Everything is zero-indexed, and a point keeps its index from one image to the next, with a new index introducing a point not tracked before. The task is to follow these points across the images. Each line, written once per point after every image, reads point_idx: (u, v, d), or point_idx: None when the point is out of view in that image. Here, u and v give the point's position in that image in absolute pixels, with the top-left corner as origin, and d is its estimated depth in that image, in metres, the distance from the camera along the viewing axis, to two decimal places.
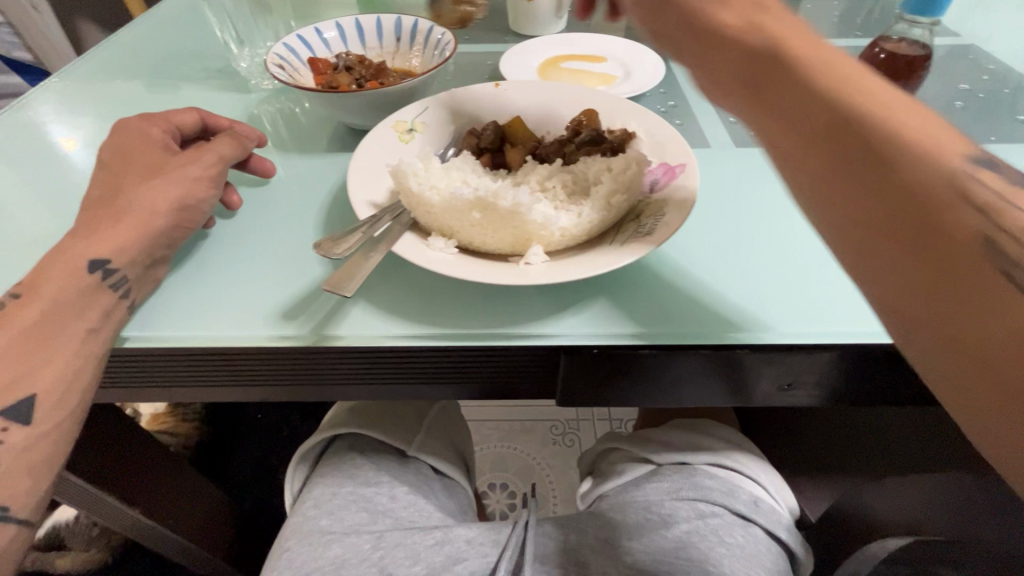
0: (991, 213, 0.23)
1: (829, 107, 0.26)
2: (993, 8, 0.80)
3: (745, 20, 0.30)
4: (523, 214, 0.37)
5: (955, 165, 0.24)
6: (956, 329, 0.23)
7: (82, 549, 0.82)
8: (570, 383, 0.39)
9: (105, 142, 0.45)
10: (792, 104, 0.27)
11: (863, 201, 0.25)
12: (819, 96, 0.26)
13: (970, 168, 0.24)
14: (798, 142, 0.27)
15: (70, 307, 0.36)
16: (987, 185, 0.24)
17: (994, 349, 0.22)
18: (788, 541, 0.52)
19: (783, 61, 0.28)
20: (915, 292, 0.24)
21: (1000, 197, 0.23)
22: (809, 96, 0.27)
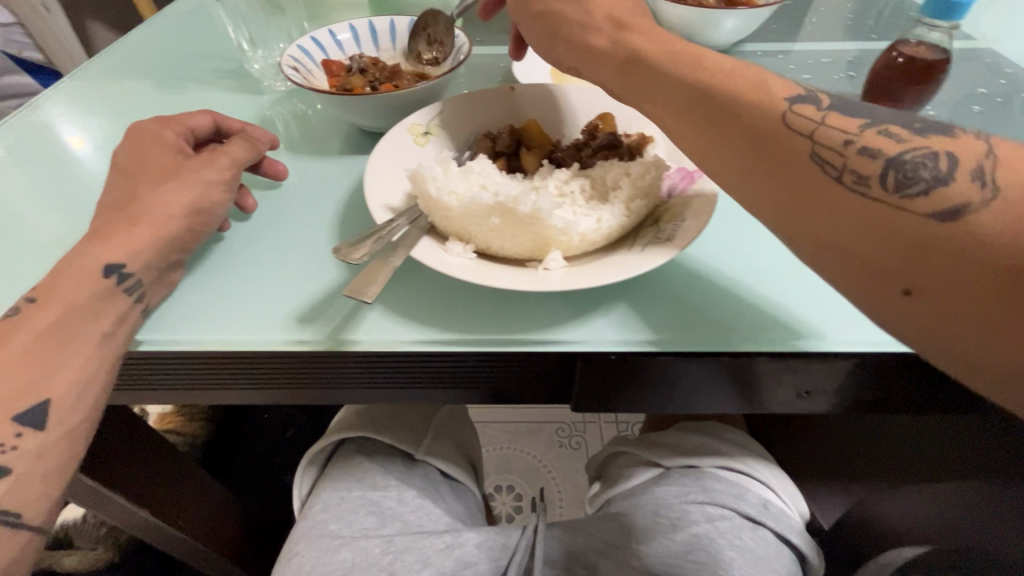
0: (821, 143, 0.31)
1: (681, 92, 0.36)
2: (1005, 11, 0.79)
3: (643, 47, 0.39)
4: (543, 219, 0.37)
5: (778, 113, 0.32)
6: (838, 242, 0.30)
7: (89, 547, 0.83)
8: (586, 389, 0.39)
9: (121, 145, 0.45)
10: (657, 96, 0.37)
11: (728, 157, 0.34)
12: (675, 88, 0.36)
13: (789, 108, 0.33)
14: (672, 124, 0.37)
15: (85, 311, 0.36)
16: (808, 119, 0.32)
17: (870, 255, 0.29)
18: (799, 545, 0.51)
19: (643, 62, 0.38)
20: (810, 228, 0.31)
21: (820, 124, 0.31)
22: (665, 88, 0.37)
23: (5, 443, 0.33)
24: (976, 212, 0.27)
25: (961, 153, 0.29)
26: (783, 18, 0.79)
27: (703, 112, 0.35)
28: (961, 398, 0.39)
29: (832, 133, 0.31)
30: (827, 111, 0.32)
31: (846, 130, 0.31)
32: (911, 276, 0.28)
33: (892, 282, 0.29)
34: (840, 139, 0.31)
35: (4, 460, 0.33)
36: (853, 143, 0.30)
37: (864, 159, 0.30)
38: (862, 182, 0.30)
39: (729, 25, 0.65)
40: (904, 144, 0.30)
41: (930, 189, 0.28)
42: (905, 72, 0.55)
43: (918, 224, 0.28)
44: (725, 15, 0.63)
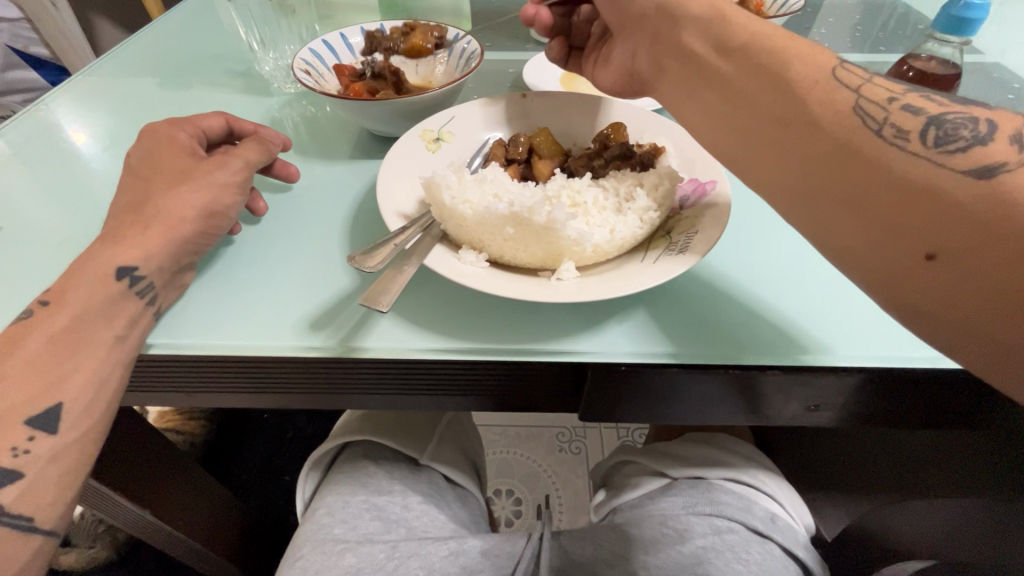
0: (866, 96, 0.32)
1: (723, 45, 0.37)
2: (1004, 25, 0.80)
3: (713, 13, 0.39)
4: (557, 230, 0.36)
5: (829, 68, 0.34)
6: (863, 199, 0.31)
7: (87, 545, 0.82)
8: (594, 399, 0.39)
9: (133, 147, 0.45)
10: (696, 51, 0.39)
11: (762, 111, 0.35)
12: (728, 36, 0.37)
13: (840, 66, 0.34)
14: (706, 80, 0.38)
15: (98, 315, 0.36)
16: (856, 77, 0.34)
17: (892, 214, 0.30)
18: (805, 559, 0.51)
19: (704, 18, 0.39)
20: (839, 182, 0.32)
21: (867, 82, 0.33)
22: (708, 44, 0.38)
23: (16, 447, 0.33)
24: (1012, 172, 0.28)
25: (998, 121, 0.30)
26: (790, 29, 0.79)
27: (748, 62, 0.36)
28: (963, 410, 0.39)
29: (878, 90, 0.33)
30: (873, 74, 0.34)
31: (891, 91, 0.33)
32: (935, 239, 0.29)
33: (916, 246, 0.29)
34: (884, 96, 0.32)
35: (15, 465, 0.33)
36: (897, 101, 0.32)
37: (907, 115, 0.31)
38: (903, 136, 0.31)
39: None
40: (944, 108, 0.32)
41: (969, 147, 0.29)
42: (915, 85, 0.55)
43: (952, 183, 0.29)
44: None
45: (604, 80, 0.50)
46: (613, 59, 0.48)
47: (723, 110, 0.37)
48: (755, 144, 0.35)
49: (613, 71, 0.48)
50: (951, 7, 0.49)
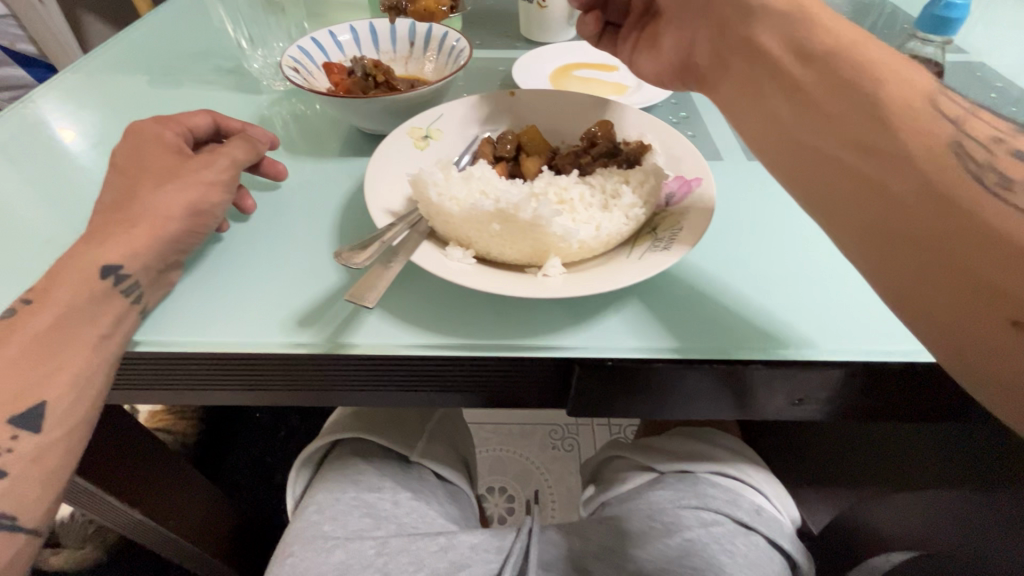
0: (965, 131, 0.30)
1: (804, 48, 0.34)
2: (988, 24, 0.81)
3: (796, 9, 0.36)
4: (543, 225, 0.37)
5: (926, 93, 0.31)
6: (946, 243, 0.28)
7: (76, 546, 0.81)
8: (581, 395, 0.39)
9: (119, 145, 0.45)
10: (769, 50, 0.36)
11: (840, 126, 0.32)
12: (814, 39, 0.34)
13: (938, 94, 0.31)
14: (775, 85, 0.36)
15: (82, 313, 0.36)
16: (956, 109, 0.31)
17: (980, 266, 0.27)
18: (790, 551, 0.52)
19: (788, 15, 0.36)
20: (923, 219, 0.29)
21: (968, 115, 0.31)
22: (786, 43, 0.35)
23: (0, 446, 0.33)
24: None
25: None
26: None
27: (831, 71, 0.33)
28: (945, 403, 0.40)
29: (979, 127, 0.30)
30: (974, 109, 0.31)
31: (990, 130, 0.31)
32: (1019, 306, 0.26)
33: (999, 309, 0.26)
34: (984, 134, 0.30)
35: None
36: (997, 143, 0.30)
37: (1010, 159, 0.29)
38: (1003, 183, 0.28)
39: None
40: None
41: None
42: None
43: None
44: None
45: (650, 69, 0.51)
46: (663, 46, 0.48)
47: (789, 120, 0.35)
48: (827, 165, 0.32)
49: (663, 60, 0.49)
50: (933, 7, 0.50)
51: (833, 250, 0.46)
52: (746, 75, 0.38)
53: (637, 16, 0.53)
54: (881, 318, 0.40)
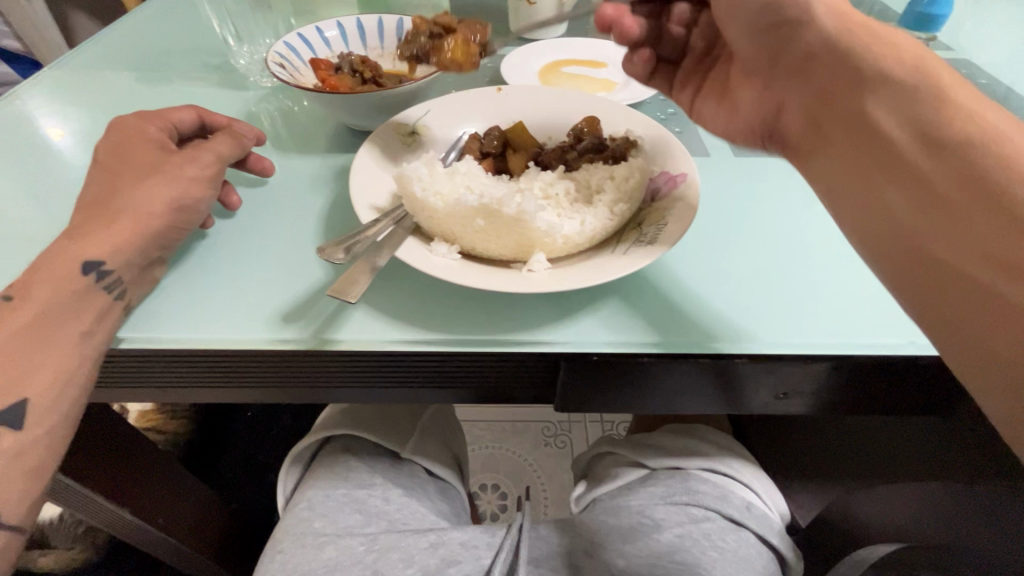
0: None
1: (930, 135, 0.32)
2: (976, 22, 0.82)
3: (929, 91, 0.34)
4: (527, 221, 0.37)
5: None
6: None
7: (65, 546, 0.79)
8: (568, 391, 0.39)
9: (101, 140, 0.44)
10: (886, 131, 0.34)
11: (958, 230, 0.30)
12: (943, 129, 0.32)
13: None
14: (890, 168, 0.34)
15: (63, 310, 0.35)
16: None
17: None
18: (778, 546, 0.53)
19: (915, 97, 0.34)
20: None
21: None
22: (907, 126, 0.33)
23: None
24: None
25: None
26: None
27: (959, 166, 0.31)
28: (928, 396, 0.41)
29: None
30: None
31: None
32: None
33: None
34: None
35: None
36: None
37: None
38: None
39: None
40: None
41: None
42: None
43: None
44: None
45: (721, 124, 0.49)
46: (739, 103, 0.47)
47: (904, 212, 0.33)
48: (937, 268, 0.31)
49: (740, 117, 0.47)
50: (916, 6, 0.52)
51: (818, 245, 0.46)
52: (845, 152, 0.36)
53: (697, 64, 0.51)
54: (864, 312, 0.41)
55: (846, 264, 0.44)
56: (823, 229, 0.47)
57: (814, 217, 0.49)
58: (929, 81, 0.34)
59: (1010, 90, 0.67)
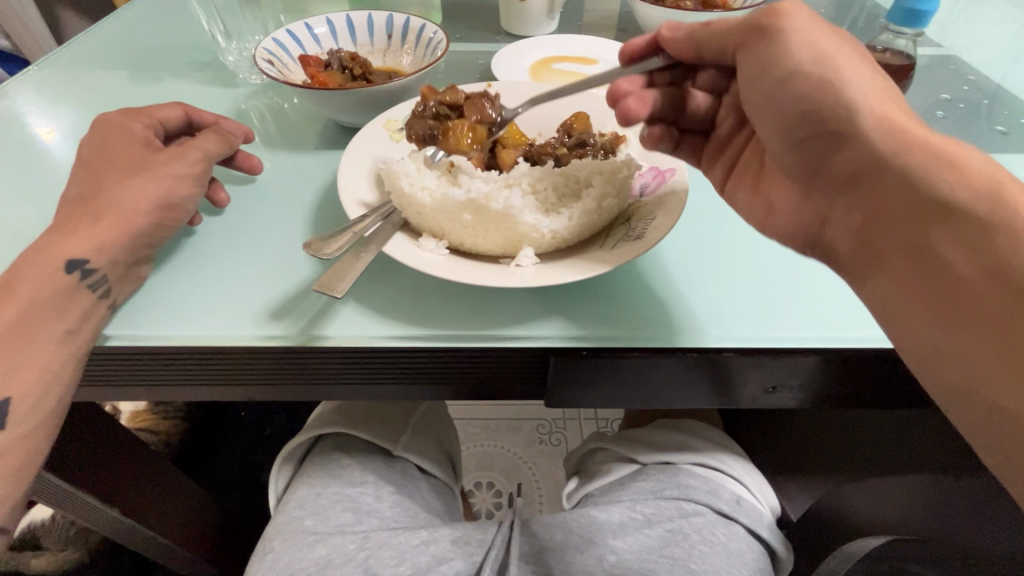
0: None
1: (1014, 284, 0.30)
2: (966, 20, 0.82)
3: (1006, 227, 0.31)
4: (514, 216, 0.38)
5: None
6: None
7: (57, 548, 0.79)
8: (556, 385, 0.40)
9: (86, 137, 0.44)
10: (958, 270, 0.32)
11: None
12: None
13: None
14: (966, 315, 0.31)
15: (47, 308, 0.35)
16: None
17: None
18: (768, 540, 0.53)
19: (990, 234, 0.31)
20: None
21: None
22: (981, 266, 0.31)
23: None
24: None
25: None
26: None
27: None
28: (915, 388, 0.41)
29: None
30: None
31: None
32: None
33: None
34: None
35: None
36: None
37: None
38: None
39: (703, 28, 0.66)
40: None
41: None
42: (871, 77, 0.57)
43: None
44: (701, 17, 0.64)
45: (754, 222, 0.42)
46: (773, 202, 0.40)
47: (987, 368, 0.30)
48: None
49: (778, 219, 0.40)
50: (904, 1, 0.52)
51: None
52: (913, 286, 0.33)
53: (729, 136, 0.45)
54: (853, 305, 0.41)
55: None
56: None
57: None
58: (1008, 214, 0.31)
59: (999, 87, 0.67)
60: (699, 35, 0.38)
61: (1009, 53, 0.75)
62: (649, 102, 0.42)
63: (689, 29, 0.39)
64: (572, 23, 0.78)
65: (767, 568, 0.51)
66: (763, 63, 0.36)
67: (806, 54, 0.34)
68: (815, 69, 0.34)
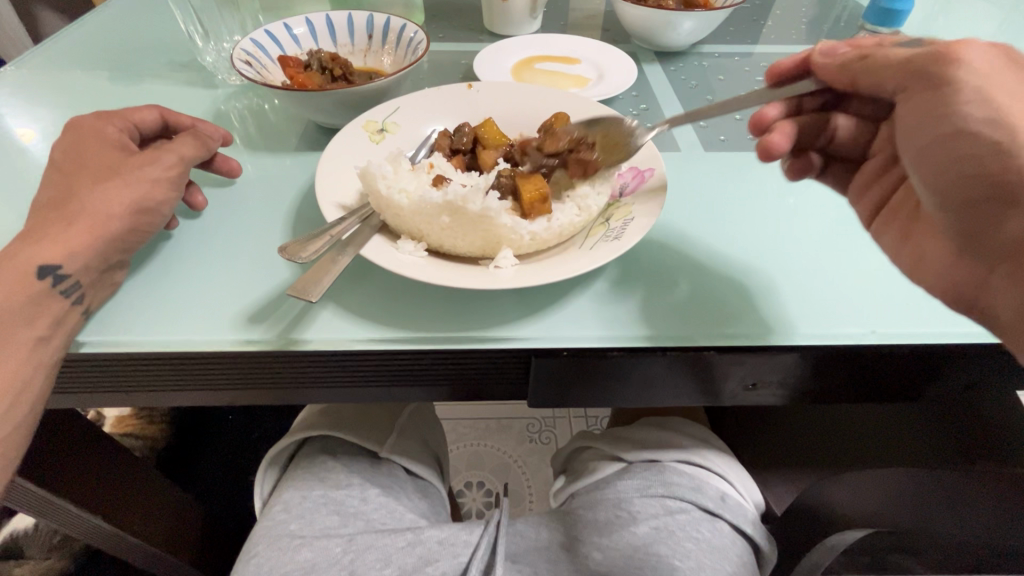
0: None
1: None
2: (944, 19, 0.83)
3: None
4: (492, 218, 0.38)
5: None
6: None
7: (42, 557, 0.77)
8: (540, 385, 0.40)
9: (59, 141, 0.43)
10: None
11: None
12: None
13: None
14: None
15: (18, 315, 0.35)
16: None
17: None
18: (752, 535, 0.53)
19: None
20: None
21: None
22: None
23: None
24: None
25: None
26: (742, 21, 0.81)
27: None
28: (895, 382, 0.41)
29: None
30: None
31: None
32: None
33: None
34: None
35: None
36: None
37: None
38: None
39: (683, 27, 0.66)
40: None
41: None
42: None
43: None
44: (684, 16, 0.64)
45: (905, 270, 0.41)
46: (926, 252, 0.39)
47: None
48: None
49: (931, 272, 0.38)
50: None
51: (788, 237, 0.47)
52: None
53: (881, 168, 0.44)
54: (833, 304, 0.41)
55: (815, 255, 0.45)
56: (792, 224, 0.48)
57: (785, 212, 0.49)
58: None
59: None
60: (854, 68, 0.39)
61: None
62: (792, 135, 0.43)
63: (846, 57, 0.39)
64: (555, 23, 0.78)
65: (751, 563, 0.52)
66: (932, 114, 0.35)
67: (984, 112, 0.34)
68: (988, 128, 0.34)
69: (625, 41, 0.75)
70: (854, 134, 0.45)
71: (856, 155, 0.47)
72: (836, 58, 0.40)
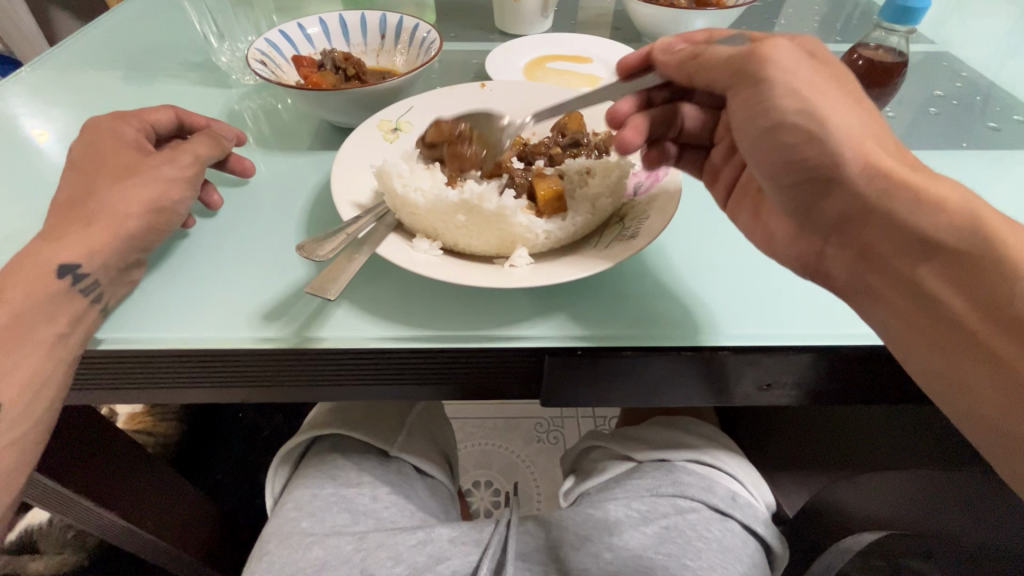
0: None
1: (980, 300, 0.31)
2: (960, 18, 0.82)
3: (964, 236, 0.32)
4: (507, 217, 0.39)
5: None
6: None
7: (55, 552, 0.79)
8: (553, 384, 0.40)
9: (77, 141, 0.44)
10: (946, 300, 0.32)
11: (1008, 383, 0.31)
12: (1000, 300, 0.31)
13: None
14: (957, 342, 0.32)
15: (39, 313, 0.35)
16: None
17: None
18: (764, 535, 0.53)
19: (958, 261, 0.32)
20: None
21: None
22: (970, 298, 0.32)
23: None
24: None
25: None
26: (755, 19, 0.81)
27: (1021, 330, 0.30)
28: (915, 382, 0.41)
29: None
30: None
31: None
32: None
33: None
34: None
35: None
36: None
37: None
38: None
39: (696, 26, 0.66)
40: None
41: None
42: (866, 74, 0.59)
43: None
44: (697, 15, 0.64)
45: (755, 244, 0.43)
46: (768, 225, 0.41)
47: (997, 398, 0.31)
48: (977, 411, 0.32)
49: (778, 244, 0.40)
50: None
51: None
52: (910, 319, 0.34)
53: (727, 153, 0.46)
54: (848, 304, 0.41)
55: None
56: None
57: None
58: (974, 209, 0.32)
59: (994, 84, 0.67)
60: (689, 65, 0.39)
61: (1002, 49, 0.75)
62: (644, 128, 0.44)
63: (682, 54, 0.40)
64: (567, 22, 0.78)
65: (763, 565, 0.51)
66: (756, 109, 0.36)
67: (796, 103, 0.34)
68: (803, 120, 0.34)
69: (637, 40, 0.74)
70: (698, 123, 0.48)
71: (703, 143, 0.49)
72: (673, 57, 0.41)
